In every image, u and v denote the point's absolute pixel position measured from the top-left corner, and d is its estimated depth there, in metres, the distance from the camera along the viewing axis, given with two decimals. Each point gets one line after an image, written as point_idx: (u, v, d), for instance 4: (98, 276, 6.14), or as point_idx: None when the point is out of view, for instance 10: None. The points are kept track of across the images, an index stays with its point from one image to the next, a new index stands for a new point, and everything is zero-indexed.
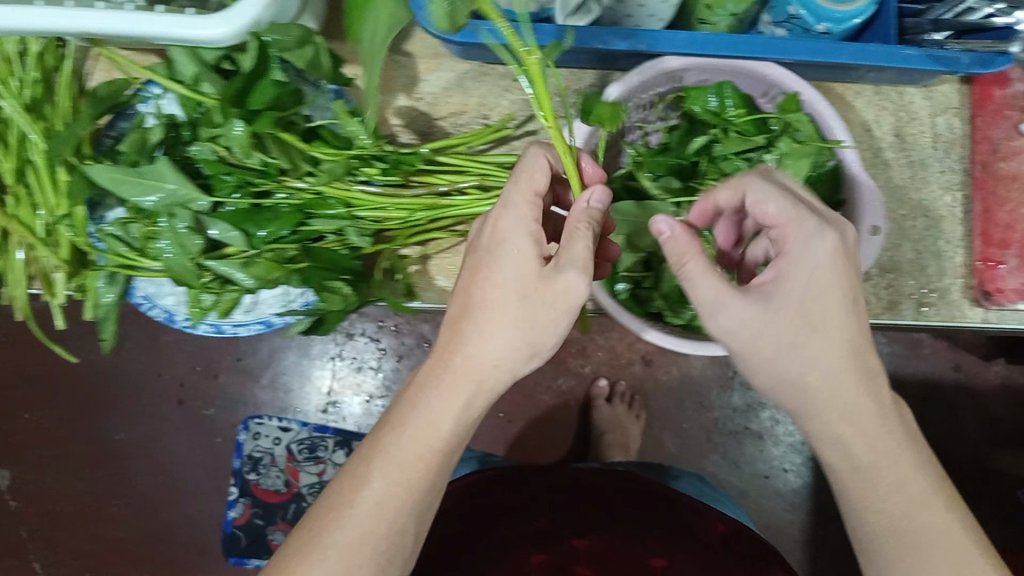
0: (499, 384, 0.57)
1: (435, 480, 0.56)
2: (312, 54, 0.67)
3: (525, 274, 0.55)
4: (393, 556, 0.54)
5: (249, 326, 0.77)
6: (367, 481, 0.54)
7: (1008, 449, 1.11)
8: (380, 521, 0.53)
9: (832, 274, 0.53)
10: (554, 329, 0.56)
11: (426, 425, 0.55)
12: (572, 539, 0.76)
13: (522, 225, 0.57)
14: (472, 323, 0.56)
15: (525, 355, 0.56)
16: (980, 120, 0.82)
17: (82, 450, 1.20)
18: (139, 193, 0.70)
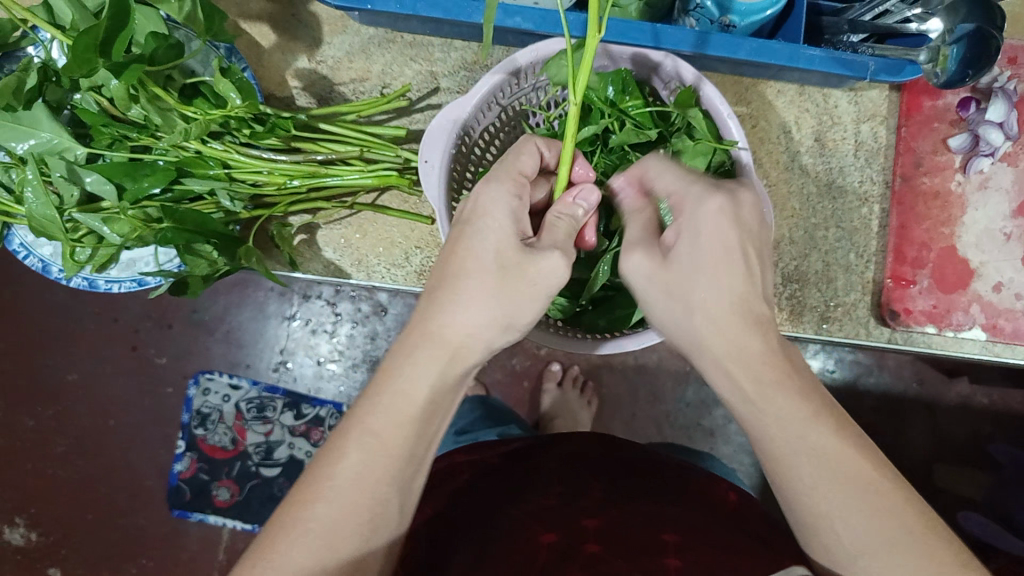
0: (472, 357, 0.51)
1: (418, 450, 0.49)
2: (188, 10, 0.66)
3: (503, 248, 0.51)
4: (379, 528, 0.47)
5: (123, 283, 0.75)
6: (344, 455, 0.47)
7: (956, 468, 1.04)
8: (371, 500, 0.47)
9: (717, 236, 0.49)
10: (524, 305, 0.52)
11: (396, 395, 0.49)
12: (583, 545, 0.54)
13: (491, 199, 0.53)
14: (446, 292, 0.51)
15: (500, 330, 0.52)
16: (906, 131, 0.77)
17: (23, 386, 1.15)
18: (9, 137, 0.68)
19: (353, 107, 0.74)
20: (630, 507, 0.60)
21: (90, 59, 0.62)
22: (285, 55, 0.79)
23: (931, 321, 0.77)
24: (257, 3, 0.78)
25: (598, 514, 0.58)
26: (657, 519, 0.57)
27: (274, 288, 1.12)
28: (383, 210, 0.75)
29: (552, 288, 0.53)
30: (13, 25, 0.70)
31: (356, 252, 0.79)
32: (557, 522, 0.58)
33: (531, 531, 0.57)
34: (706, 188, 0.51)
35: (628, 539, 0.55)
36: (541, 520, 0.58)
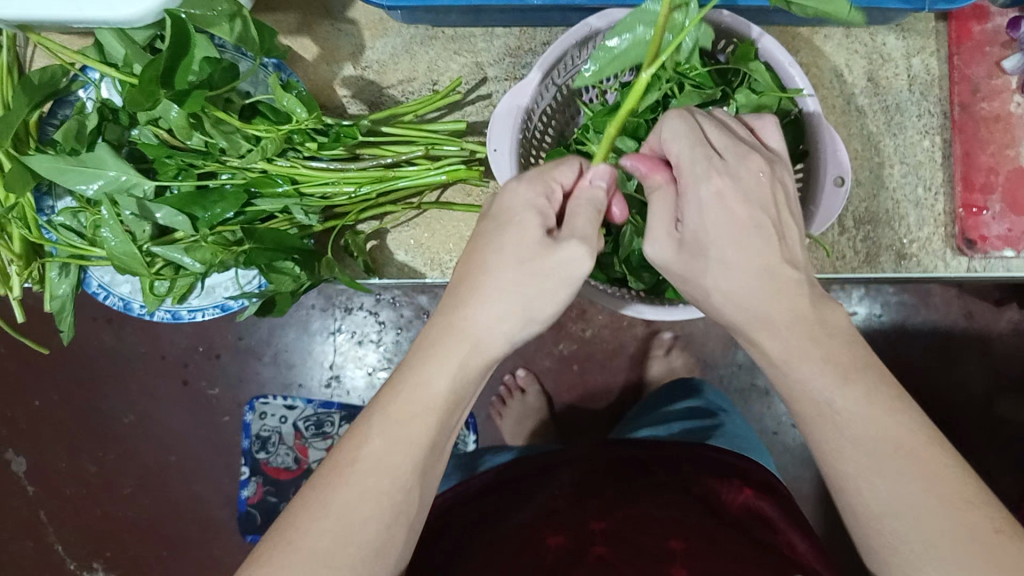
0: (494, 351, 0.53)
1: (438, 441, 0.51)
2: (240, 29, 0.65)
3: (526, 243, 0.53)
4: (398, 516, 0.49)
5: (206, 310, 0.77)
6: (368, 437, 0.50)
7: (1018, 395, 1.03)
8: (391, 483, 0.49)
9: (724, 220, 0.51)
10: (553, 296, 0.53)
11: (416, 385, 0.51)
12: (592, 547, 0.65)
13: (523, 197, 0.55)
14: (470, 290, 0.53)
15: (523, 324, 0.53)
16: (959, 59, 0.79)
17: (81, 433, 1.16)
18: (81, 182, 0.67)
19: (410, 107, 0.74)
20: (636, 508, 0.69)
21: (153, 91, 0.62)
22: (329, 66, 0.80)
23: (1008, 245, 0.78)
24: (293, 19, 0.79)
25: (606, 517, 0.68)
26: (667, 520, 0.67)
27: (317, 303, 1.12)
28: (450, 205, 0.76)
29: (579, 282, 0.54)
30: (64, 70, 0.70)
31: (427, 252, 0.80)
32: (566, 525, 0.68)
33: (540, 534, 0.68)
34: (711, 164, 0.52)
35: (637, 542, 0.65)
36: (553, 520, 0.69)
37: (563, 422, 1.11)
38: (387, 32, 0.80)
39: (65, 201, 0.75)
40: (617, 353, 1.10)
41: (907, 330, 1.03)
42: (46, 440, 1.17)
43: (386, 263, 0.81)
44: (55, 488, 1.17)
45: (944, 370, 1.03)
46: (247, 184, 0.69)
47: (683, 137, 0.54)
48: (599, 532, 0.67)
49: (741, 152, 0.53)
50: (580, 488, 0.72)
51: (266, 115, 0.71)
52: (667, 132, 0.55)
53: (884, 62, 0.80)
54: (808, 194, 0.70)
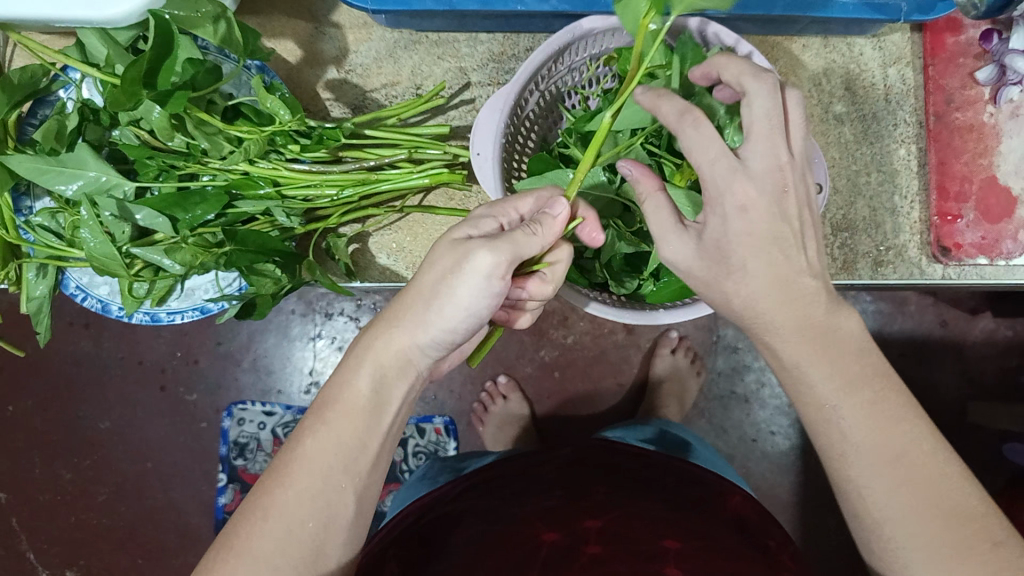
0: (415, 355, 0.53)
1: (370, 440, 0.52)
2: (224, 31, 0.65)
3: (445, 247, 0.53)
4: (331, 517, 0.50)
5: (185, 312, 0.76)
6: (302, 441, 0.51)
7: (990, 401, 1.05)
8: (321, 487, 0.50)
9: (747, 231, 0.54)
10: (469, 302, 0.52)
11: (343, 389, 0.52)
12: (584, 546, 0.68)
13: (475, 215, 0.56)
14: (396, 294, 0.53)
15: (441, 330, 0.52)
16: (934, 70, 0.80)
17: (56, 439, 1.15)
18: (62, 182, 0.67)
19: (394, 110, 0.74)
20: (624, 511, 0.72)
21: (135, 92, 0.62)
22: (312, 69, 0.80)
23: (981, 253, 0.80)
24: (277, 21, 0.80)
25: (599, 516, 0.71)
26: (657, 524, 0.71)
27: (298, 308, 1.11)
28: (433, 208, 0.76)
29: (491, 285, 0.52)
30: (43, 70, 0.69)
31: (409, 255, 0.81)
32: (558, 524, 0.71)
33: (534, 530, 0.70)
34: (734, 175, 0.53)
35: (630, 542, 0.68)
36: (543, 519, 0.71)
37: (544, 428, 1.12)
38: (372, 36, 0.80)
39: (44, 201, 0.75)
40: (598, 360, 1.10)
41: (883, 338, 1.04)
42: (21, 446, 1.15)
43: (368, 266, 0.82)
44: (29, 495, 1.16)
45: (921, 378, 1.05)
46: (229, 186, 0.69)
47: (714, 143, 0.53)
48: (592, 531, 0.69)
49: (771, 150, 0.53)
50: (572, 488, 0.75)
51: (249, 117, 0.71)
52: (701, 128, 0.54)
53: (861, 73, 0.81)
54: None
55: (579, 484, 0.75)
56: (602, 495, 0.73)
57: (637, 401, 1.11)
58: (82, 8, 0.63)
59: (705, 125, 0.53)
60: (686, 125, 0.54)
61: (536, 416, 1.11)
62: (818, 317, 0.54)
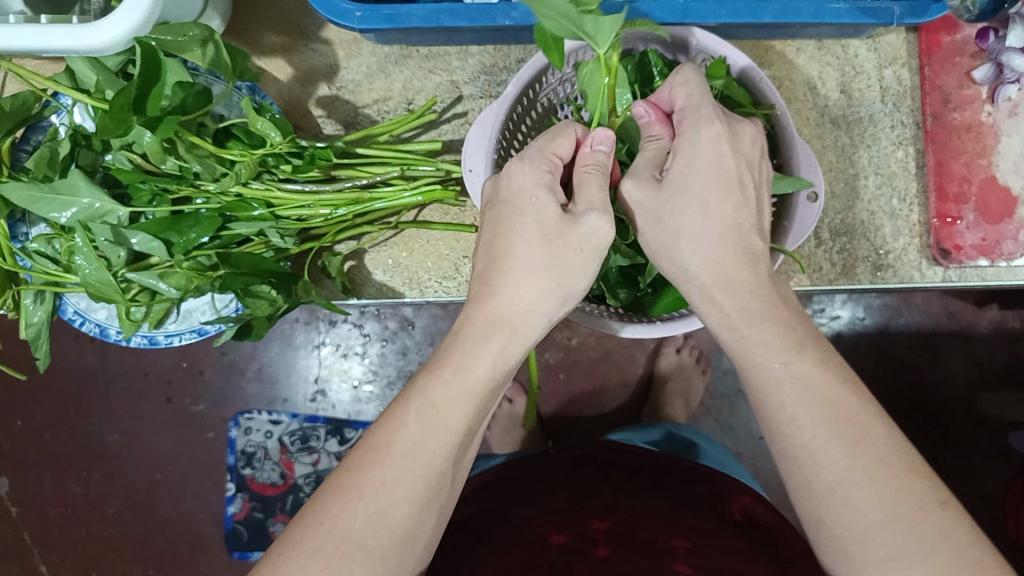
0: (529, 332, 0.54)
1: (474, 425, 0.52)
2: (213, 53, 0.65)
3: (546, 220, 0.54)
4: (432, 500, 0.50)
5: (182, 335, 0.77)
6: (405, 423, 0.50)
7: (1000, 394, 1.03)
8: (432, 464, 0.50)
9: (709, 165, 0.53)
10: (584, 272, 0.55)
11: (457, 371, 0.52)
12: (593, 549, 0.67)
13: (539, 178, 0.55)
14: (500, 270, 0.54)
15: (554, 301, 0.54)
16: (929, 70, 0.80)
17: (66, 454, 1.15)
18: (55, 210, 0.66)
19: (386, 126, 0.74)
20: (632, 510, 0.72)
21: (125, 118, 0.61)
22: (304, 87, 0.81)
23: (982, 254, 0.80)
24: (267, 39, 0.80)
25: (606, 517, 0.71)
26: (665, 523, 0.70)
27: (302, 320, 1.11)
28: (427, 224, 0.75)
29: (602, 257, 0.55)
30: (36, 97, 0.69)
31: (405, 271, 0.82)
32: (567, 526, 0.70)
33: (542, 532, 0.70)
34: (712, 111, 0.54)
35: (636, 542, 0.68)
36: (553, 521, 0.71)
37: (551, 430, 1.11)
38: (366, 51, 0.81)
39: (40, 228, 0.75)
40: (603, 360, 1.10)
41: (889, 332, 1.03)
42: (32, 461, 1.16)
43: (365, 283, 0.83)
44: (41, 509, 1.16)
45: (928, 371, 1.03)
46: (222, 209, 0.69)
47: (692, 82, 0.56)
48: (600, 530, 0.70)
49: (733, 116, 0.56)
50: (577, 492, 0.74)
51: (241, 138, 0.71)
52: (681, 76, 0.57)
53: (852, 77, 0.81)
54: (783, 202, 0.69)
55: (583, 487, 0.75)
56: (607, 497, 0.73)
57: (643, 400, 1.11)
58: (67, 37, 0.63)
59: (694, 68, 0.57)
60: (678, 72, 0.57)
61: (542, 418, 1.11)
62: (791, 301, 0.53)
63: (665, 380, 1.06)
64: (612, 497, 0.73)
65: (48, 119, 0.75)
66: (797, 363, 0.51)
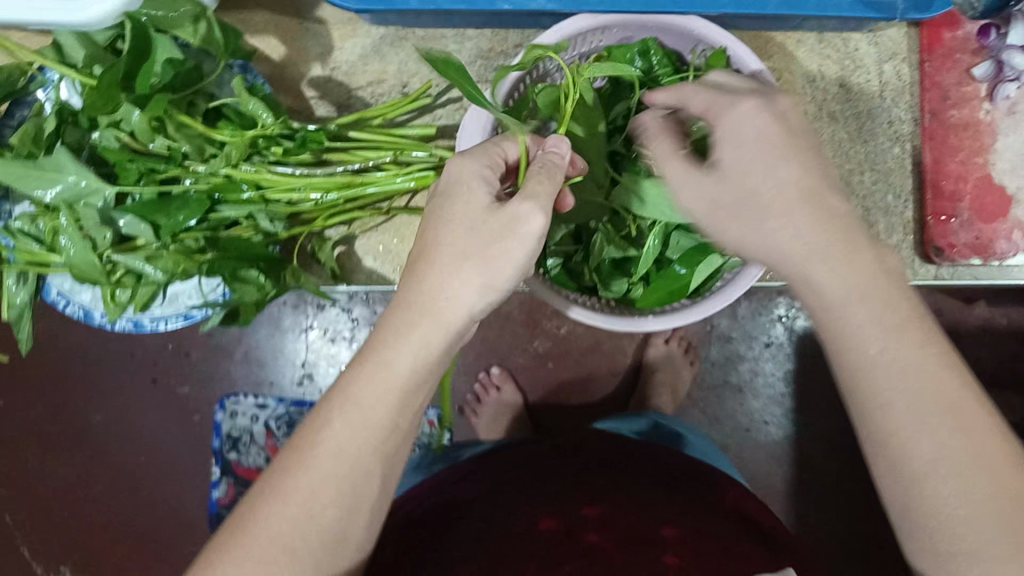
0: (456, 323, 0.51)
1: (399, 422, 0.50)
2: (205, 31, 0.64)
3: (476, 210, 0.53)
4: (358, 500, 0.49)
5: (169, 319, 0.76)
6: (330, 422, 0.49)
7: (986, 390, 1.03)
8: (351, 465, 0.48)
9: (753, 144, 0.51)
10: (512, 261, 0.52)
11: (377, 367, 0.50)
12: (584, 534, 0.66)
13: (468, 168, 0.55)
14: (427, 260, 0.52)
15: (482, 291, 0.51)
16: (930, 66, 0.80)
17: (47, 433, 1.14)
18: (38, 187, 0.65)
19: (379, 110, 0.73)
20: (631, 498, 0.70)
21: (113, 94, 0.60)
22: (297, 67, 0.80)
23: (976, 253, 0.80)
24: (260, 17, 0.79)
25: (597, 503, 0.69)
26: (658, 510, 0.68)
27: (291, 303, 1.10)
28: (420, 210, 0.74)
29: (536, 248, 0.53)
30: (21, 70, 0.67)
31: (395, 258, 0.82)
32: (558, 511, 0.68)
33: (532, 517, 0.68)
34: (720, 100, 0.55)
35: (628, 528, 0.66)
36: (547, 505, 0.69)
37: (539, 418, 1.11)
38: (362, 33, 0.80)
39: (24, 205, 0.74)
40: (592, 349, 1.09)
41: None
42: (13, 440, 1.14)
43: (354, 270, 0.83)
44: (21, 489, 1.15)
45: None
46: (211, 189, 0.68)
47: (703, 91, 0.57)
48: (591, 516, 0.67)
49: (731, 100, 0.54)
50: (570, 478, 0.73)
51: (231, 119, 0.69)
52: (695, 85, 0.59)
53: (849, 72, 0.81)
54: None
55: (576, 471, 0.74)
56: (602, 482, 0.72)
57: (631, 389, 1.11)
58: None
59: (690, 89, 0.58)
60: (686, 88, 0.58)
61: (530, 407, 1.11)
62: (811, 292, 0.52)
63: (653, 369, 1.06)
64: (609, 482, 0.72)
65: (34, 95, 0.73)
66: (840, 324, 0.47)
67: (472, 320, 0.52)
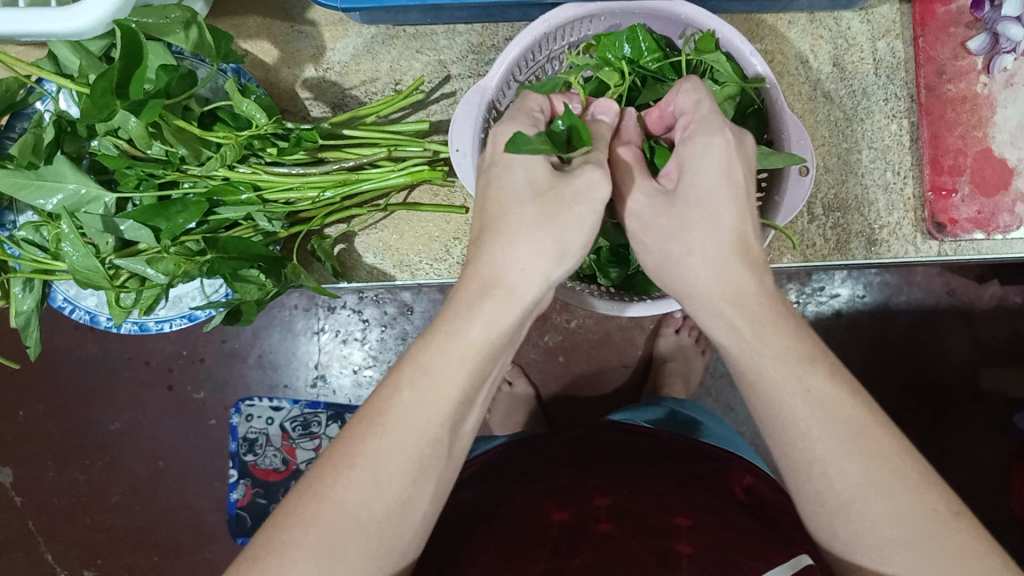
0: (531, 294, 0.51)
1: (469, 392, 0.51)
2: (196, 36, 0.65)
3: (539, 180, 0.52)
4: (430, 466, 0.50)
5: (173, 321, 0.77)
6: (399, 391, 0.49)
7: (1000, 370, 1.02)
8: (422, 436, 0.49)
9: (713, 184, 0.50)
10: (580, 229, 0.51)
11: (450, 342, 0.50)
12: (595, 524, 0.67)
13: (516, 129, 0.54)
14: (493, 233, 0.52)
15: (555, 259, 0.51)
16: (924, 41, 0.80)
17: (68, 443, 1.16)
18: (37, 197, 0.65)
19: (371, 108, 0.73)
20: (642, 488, 0.70)
21: (107, 102, 0.60)
22: (291, 69, 0.82)
23: (978, 227, 0.80)
24: (251, 22, 0.81)
25: (609, 493, 0.70)
26: (667, 499, 0.69)
27: (299, 303, 1.11)
28: (417, 206, 0.75)
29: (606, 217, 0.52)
30: (18, 82, 0.68)
31: (395, 253, 0.83)
32: (568, 503, 0.70)
33: (545, 511, 0.69)
34: (717, 122, 0.52)
35: (637, 517, 0.67)
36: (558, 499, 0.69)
37: (553, 411, 1.11)
38: (358, 34, 0.81)
39: (27, 215, 0.75)
40: (603, 341, 1.09)
41: (889, 310, 1.02)
42: (35, 450, 1.16)
43: (356, 266, 0.84)
44: (45, 497, 1.16)
45: (928, 348, 1.02)
46: (209, 192, 0.68)
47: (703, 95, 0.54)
48: (602, 508, 0.69)
49: (712, 122, 0.52)
50: (577, 467, 0.74)
51: (226, 120, 0.70)
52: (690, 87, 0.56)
53: (840, 54, 0.81)
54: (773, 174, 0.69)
55: (584, 458, 0.75)
56: (613, 472, 0.72)
57: (642, 380, 1.11)
58: (43, 22, 0.63)
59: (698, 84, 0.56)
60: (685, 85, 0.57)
61: (543, 400, 1.11)
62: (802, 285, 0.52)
63: (665, 360, 1.06)
64: (623, 470, 0.73)
65: (31, 106, 0.75)
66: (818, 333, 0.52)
67: (547, 288, 0.53)
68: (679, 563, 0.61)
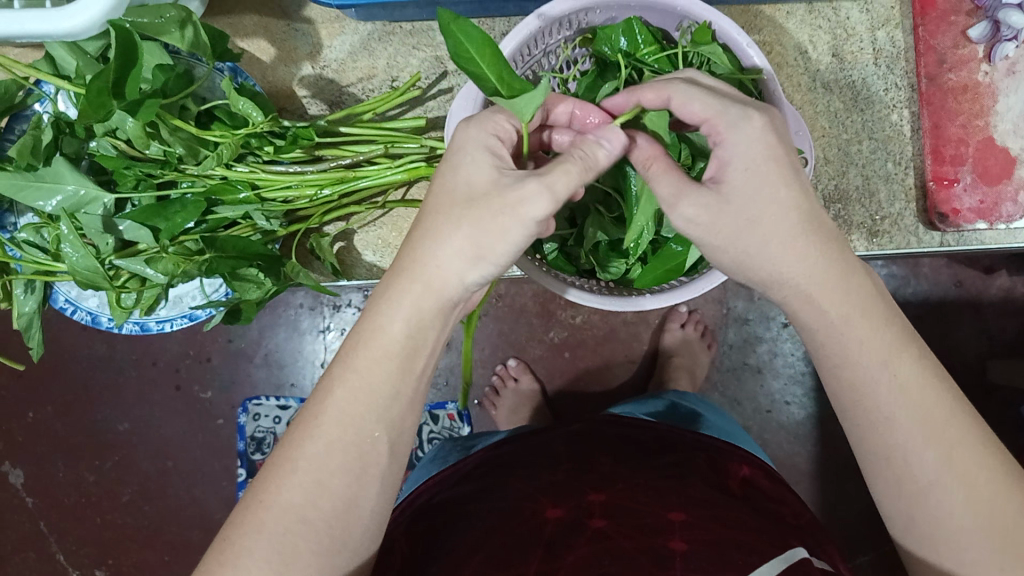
0: (447, 290, 0.50)
1: (401, 389, 0.50)
2: (192, 35, 0.64)
3: (479, 180, 0.51)
4: (364, 470, 0.49)
5: (174, 320, 0.78)
6: (332, 391, 0.49)
7: (1010, 361, 1.01)
8: (349, 434, 0.48)
9: (760, 156, 0.52)
10: (503, 242, 0.49)
11: (372, 333, 0.50)
12: (589, 520, 0.65)
13: (471, 138, 0.52)
14: (425, 229, 0.51)
15: (474, 262, 0.50)
16: (924, 30, 0.80)
17: (78, 443, 1.16)
18: (39, 198, 0.66)
19: (369, 105, 0.73)
20: (637, 481, 0.69)
21: (104, 103, 0.60)
22: (288, 68, 0.82)
23: (981, 218, 0.80)
24: (249, 21, 0.81)
25: (604, 490, 0.68)
26: (663, 494, 0.67)
27: (304, 302, 1.11)
28: (415, 202, 0.75)
29: (538, 228, 0.50)
30: (17, 85, 0.69)
31: (394, 251, 0.84)
32: (563, 499, 0.68)
33: (538, 508, 0.67)
34: (741, 108, 0.53)
35: (630, 514, 0.65)
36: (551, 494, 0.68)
37: (560, 407, 1.11)
38: (356, 31, 0.81)
39: (28, 217, 0.76)
40: (608, 336, 1.09)
41: (896, 302, 1.01)
42: (46, 451, 1.17)
43: (355, 264, 0.85)
44: (55, 498, 1.17)
45: (936, 340, 1.01)
46: (207, 192, 0.68)
47: (699, 95, 0.54)
48: (597, 503, 0.67)
49: (738, 111, 0.53)
50: (577, 463, 0.73)
51: (222, 120, 0.70)
52: (676, 93, 0.55)
53: (838, 45, 0.81)
54: None
55: (584, 454, 0.74)
56: (609, 467, 0.72)
57: (647, 375, 1.10)
58: (36, 22, 0.63)
59: (684, 86, 0.55)
60: (674, 82, 0.56)
61: (549, 397, 1.10)
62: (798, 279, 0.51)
63: (670, 355, 1.05)
64: (618, 465, 0.72)
65: (32, 109, 0.75)
66: (814, 330, 0.51)
67: (468, 289, 0.51)
68: (672, 561, 0.59)
